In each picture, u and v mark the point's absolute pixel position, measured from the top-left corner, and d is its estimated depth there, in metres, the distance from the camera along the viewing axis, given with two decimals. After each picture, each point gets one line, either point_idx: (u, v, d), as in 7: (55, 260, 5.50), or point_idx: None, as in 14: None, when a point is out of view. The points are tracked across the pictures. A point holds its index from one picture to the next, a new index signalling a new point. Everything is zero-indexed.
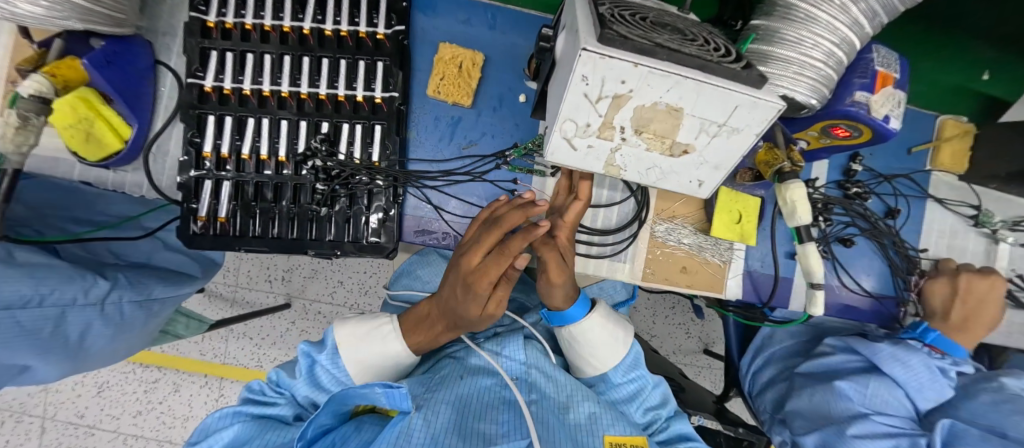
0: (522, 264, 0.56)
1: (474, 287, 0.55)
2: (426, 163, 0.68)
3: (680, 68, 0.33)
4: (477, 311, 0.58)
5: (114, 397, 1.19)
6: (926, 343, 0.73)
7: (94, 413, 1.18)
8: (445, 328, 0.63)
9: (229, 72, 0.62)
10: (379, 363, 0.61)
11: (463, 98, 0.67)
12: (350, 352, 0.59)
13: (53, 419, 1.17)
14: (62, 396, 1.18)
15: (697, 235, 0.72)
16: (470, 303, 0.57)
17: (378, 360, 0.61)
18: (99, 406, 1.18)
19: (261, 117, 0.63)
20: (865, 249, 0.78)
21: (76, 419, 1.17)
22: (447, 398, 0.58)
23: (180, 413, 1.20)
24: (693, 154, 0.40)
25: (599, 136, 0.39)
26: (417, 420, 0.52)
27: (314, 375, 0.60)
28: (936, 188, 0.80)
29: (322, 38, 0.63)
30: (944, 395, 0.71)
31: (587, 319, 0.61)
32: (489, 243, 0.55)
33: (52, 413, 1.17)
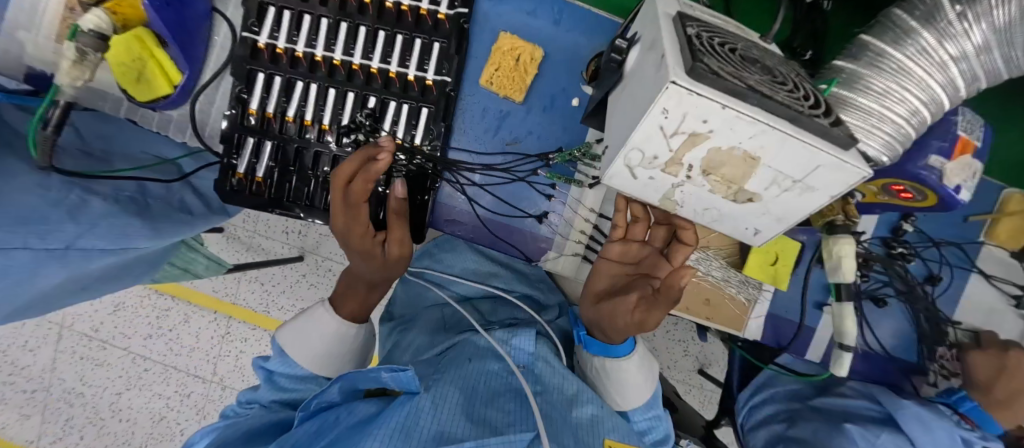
0: (400, 188, 0.59)
1: (353, 241, 0.57)
2: (467, 153, 0.67)
3: (769, 116, 0.31)
4: (381, 262, 0.60)
5: (127, 317, 1.23)
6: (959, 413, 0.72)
7: (108, 329, 1.22)
8: (372, 288, 0.64)
9: (285, 31, 0.61)
10: (336, 355, 0.63)
11: (515, 93, 0.65)
12: (300, 347, 0.61)
13: (70, 329, 1.22)
14: (80, 308, 1.22)
15: (726, 269, 0.70)
16: (363, 259, 0.59)
17: (324, 351, 0.61)
18: (113, 324, 1.22)
19: (310, 81, 0.62)
20: (897, 311, 0.76)
21: (90, 332, 1.22)
22: (455, 380, 0.55)
23: (187, 344, 1.24)
24: (757, 204, 0.38)
25: (664, 170, 0.37)
26: (426, 402, 0.49)
27: (275, 381, 0.62)
28: (985, 261, 0.76)
29: (381, 10, 0.62)
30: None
31: (629, 358, 0.61)
32: (338, 204, 0.55)
33: (69, 322, 1.22)
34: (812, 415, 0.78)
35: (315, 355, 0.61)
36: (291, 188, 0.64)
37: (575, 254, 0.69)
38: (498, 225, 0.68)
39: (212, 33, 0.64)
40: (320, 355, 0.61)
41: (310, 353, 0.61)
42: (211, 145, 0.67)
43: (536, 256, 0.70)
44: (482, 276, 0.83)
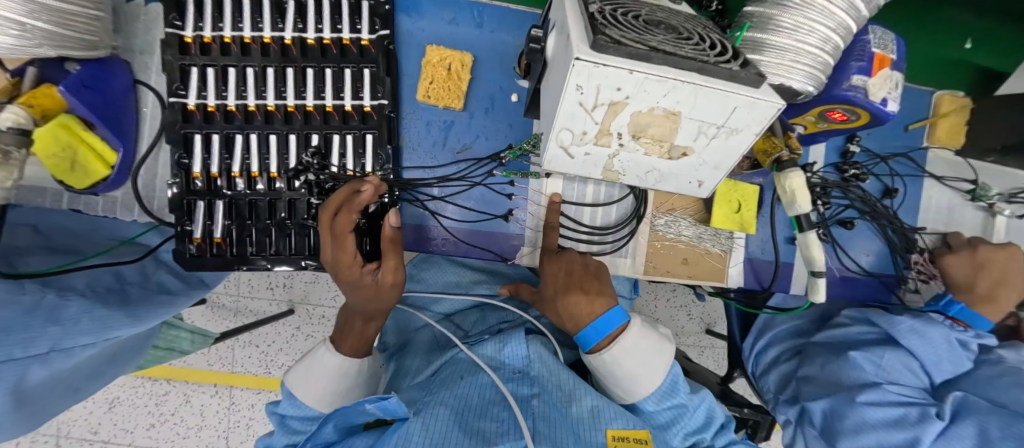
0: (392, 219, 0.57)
1: (343, 275, 0.56)
2: (421, 170, 0.67)
3: (675, 71, 0.33)
4: (371, 291, 0.58)
5: (125, 411, 1.19)
6: (948, 315, 0.72)
7: (108, 428, 1.18)
8: (369, 322, 0.62)
9: (212, 87, 0.60)
10: (340, 390, 0.61)
11: (455, 101, 0.66)
12: (303, 388, 0.59)
13: (67, 437, 1.17)
14: (74, 413, 1.18)
15: (696, 226, 0.71)
16: (355, 291, 0.57)
17: (329, 388, 0.60)
18: (112, 421, 1.18)
19: (248, 132, 0.62)
20: (864, 230, 0.79)
21: (90, 435, 1.17)
22: (446, 399, 0.55)
23: (195, 424, 1.20)
24: (692, 156, 0.39)
25: (596, 143, 0.38)
26: (415, 426, 0.50)
27: (287, 424, 0.60)
28: (934, 164, 0.80)
29: (305, 48, 0.62)
30: (962, 366, 0.72)
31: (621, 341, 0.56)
32: (326, 234, 0.55)
33: (65, 430, 1.17)
34: (815, 349, 0.80)
35: (318, 394, 0.59)
36: (254, 241, 0.64)
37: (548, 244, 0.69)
38: (466, 233, 0.68)
39: (139, 104, 0.63)
40: (324, 393, 0.60)
41: (316, 394, 0.59)
42: (163, 217, 0.66)
43: (512, 254, 0.69)
44: (467, 287, 0.83)
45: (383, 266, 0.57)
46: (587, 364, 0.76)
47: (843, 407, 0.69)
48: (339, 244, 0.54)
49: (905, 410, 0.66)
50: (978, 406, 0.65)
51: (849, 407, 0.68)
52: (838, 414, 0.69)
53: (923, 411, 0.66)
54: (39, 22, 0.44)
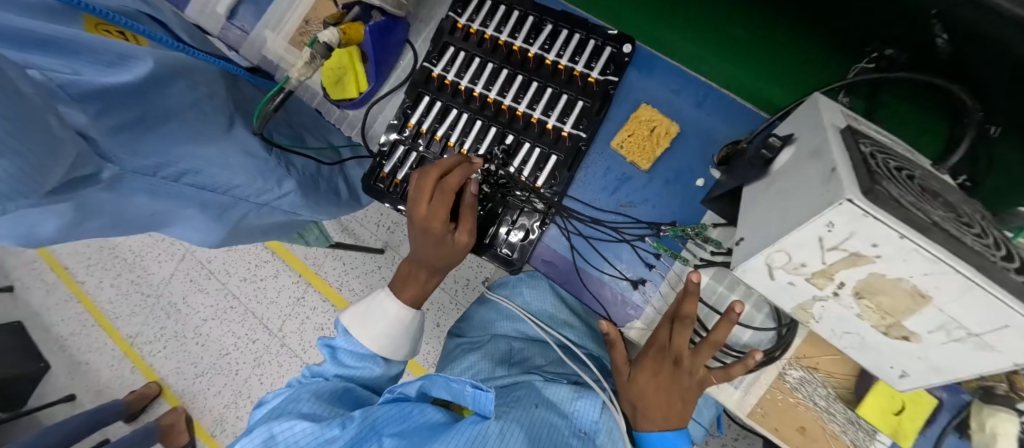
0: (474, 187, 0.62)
1: (434, 226, 0.61)
2: (581, 204, 0.68)
3: (954, 257, 0.29)
4: (438, 241, 0.62)
5: (235, 259, 1.42)
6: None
7: (217, 263, 1.43)
8: (428, 271, 0.66)
9: (456, 67, 0.71)
10: (394, 336, 0.65)
11: (642, 161, 0.67)
12: (361, 329, 0.64)
13: (192, 254, 1.45)
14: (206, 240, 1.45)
15: (834, 401, 0.60)
16: (438, 244, 0.62)
17: (383, 331, 0.64)
18: (223, 260, 1.43)
19: (463, 111, 0.71)
20: None
21: (205, 262, 1.44)
22: (520, 417, 0.60)
23: (272, 300, 1.38)
24: (914, 344, 0.34)
25: (809, 279, 0.36)
26: (494, 430, 0.56)
27: (338, 357, 0.66)
28: None
29: (540, 65, 0.69)
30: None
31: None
32: (428, 189, 0.60)
33: (193, 248, 1.45)
34: None
35: (374, 336, 0.64)
36: None
37: None
38: (593, 280, 0.68)
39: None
40: (381, 334, 0.64)
41: (375, 336, 0.64)
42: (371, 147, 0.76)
43: (622, 321, 0.67)
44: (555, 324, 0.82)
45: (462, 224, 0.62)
46: None
47: None
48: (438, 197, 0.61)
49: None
50: None
51: None
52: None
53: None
54: None
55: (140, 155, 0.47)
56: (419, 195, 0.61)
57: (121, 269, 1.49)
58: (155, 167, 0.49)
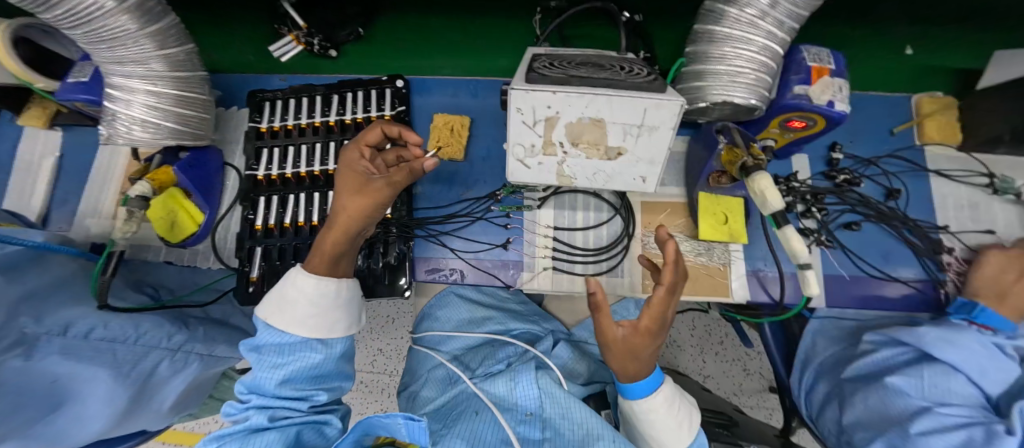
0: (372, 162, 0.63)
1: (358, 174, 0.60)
2: (430, 211, 0.79)
3: (591, 88, 0.43)
4: (357, 188, 0.59)
5: None
6: (971, 321, 0.67)
7: None
8: (338, 240, 0.59)
9: (275, 162, 0.80)
10: (319, 312, 0.58)
11: (457, 153, 0.80)
12: (279, 313, 0.58)
13: None
14: None
15: (689, 242, 0.75)
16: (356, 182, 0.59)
17: (303, 312, 0.57)
18: None
19: (298, 192, 0.79)
20: (874, 234, 0.76)
21: None
22: (461, 433, 0.66)
23: None
24: (627, 154, 0.47)
25: (544, 153, 0.48)
26: None
27: (266, 355, 0.57)
28: (935, 161, 0.79)
29: (343, 125, 0.80)
30: (1014, 376, 0.65)
31: (657, 396, 0.58)
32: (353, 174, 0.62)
33: None
34: (846, 381, 0.73)
35: (295, 320, 0.57)
36: None
37: (546, 268, 0.76)
38: (474, 261, 0.77)
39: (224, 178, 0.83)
40: (304, 317, 0.57)
41: (297, 316, 0.57)
42: (229, 261, 0.81)
43: (514, 281, 0.77)
44: (479, 323, 0.89)
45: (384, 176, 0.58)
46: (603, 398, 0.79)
47: (900, 443, 0.61)
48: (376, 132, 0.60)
49: (969, 433, 0.59)
50: None
51: (906, 441, 0.61)
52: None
53: (987, 429, 0.59)
54: (167, 122, 0.68)
55: (45, 319, 0.56)
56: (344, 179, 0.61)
57: None
58: (63, 326, 0.57)
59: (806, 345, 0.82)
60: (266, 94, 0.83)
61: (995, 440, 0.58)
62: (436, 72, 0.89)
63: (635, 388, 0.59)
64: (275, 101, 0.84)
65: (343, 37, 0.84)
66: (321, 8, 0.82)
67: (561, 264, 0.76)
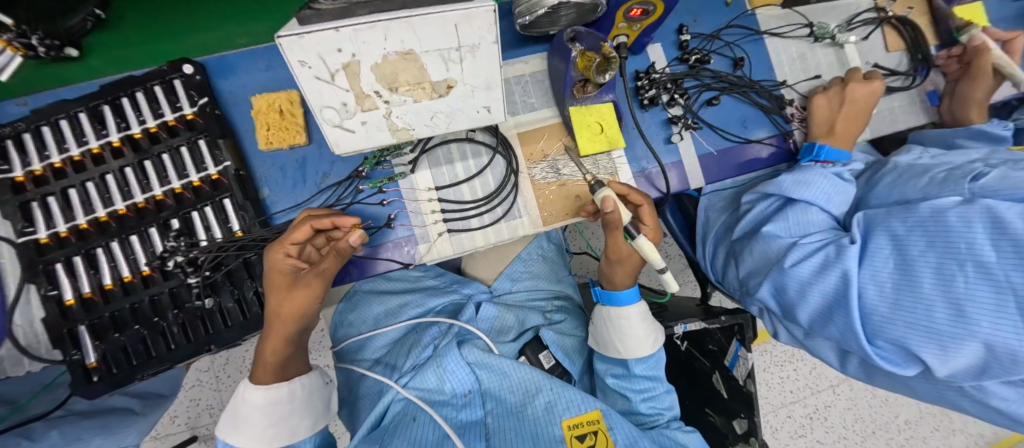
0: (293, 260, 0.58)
1: (283, 278, 0.58)
2: (290, 210, 0.69)
3: (380, 13, 0.34)
4: (285, 288, 0.59)
5: None
6: (814, 159, 0.75)
7: None
8: (280, 341, 0.61)
9: (59, 216, 0.63)
10: (277, 421, 0.61)
11: (297, 136, 0.67)
12: (238, 431, 0.60)
13: None
14: None
15: (573, 163, 0.73)
16: (280, 281, 0.58)
17: (261, 425, 0.60)
18: None
19: (110, 241, 0.64)
20: (732, 105, 0.80)
21: None
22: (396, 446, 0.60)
23: None
24: (458, 86, 0.40)
25: (362, 109, 0.39)
26: None
27: None
28: (767, 23, 0.82)
29: (135, 143, 0.64)
30: (851, 194, 0.73)
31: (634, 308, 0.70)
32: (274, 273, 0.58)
33: None
34: (738, 242, 0.80)
35: (254, 435, 0.60)
36: (151, 346, 0.66)
37: (441, 234, 0.70)
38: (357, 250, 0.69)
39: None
40: (262, 430, 0.60)
41: (257, 431, 0.60)
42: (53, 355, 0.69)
43: (410, 258, 0.70)
44: (394, 313, 0.82)
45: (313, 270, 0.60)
46: (537, 341, 0.78)
47: (781, 280, 0.69)
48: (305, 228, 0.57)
49: (824, 253, 0.66)
50: (877, 217, 0.65)
51: (784, 277, 0.69)
52: (782, 288, 0.70)
53: (838, 245, 0.65)
54: None
55: None
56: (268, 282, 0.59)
57: None
58: None
59: (703, 219, 0.91)
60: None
61: (843, 253, 0.63)
62: (231, 44, 0.69)
63: (625, 295, 0.71)
64: (21, 137, 0.62)
65: (76, 29, 0.60)
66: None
67: (454, 225, 0.70)
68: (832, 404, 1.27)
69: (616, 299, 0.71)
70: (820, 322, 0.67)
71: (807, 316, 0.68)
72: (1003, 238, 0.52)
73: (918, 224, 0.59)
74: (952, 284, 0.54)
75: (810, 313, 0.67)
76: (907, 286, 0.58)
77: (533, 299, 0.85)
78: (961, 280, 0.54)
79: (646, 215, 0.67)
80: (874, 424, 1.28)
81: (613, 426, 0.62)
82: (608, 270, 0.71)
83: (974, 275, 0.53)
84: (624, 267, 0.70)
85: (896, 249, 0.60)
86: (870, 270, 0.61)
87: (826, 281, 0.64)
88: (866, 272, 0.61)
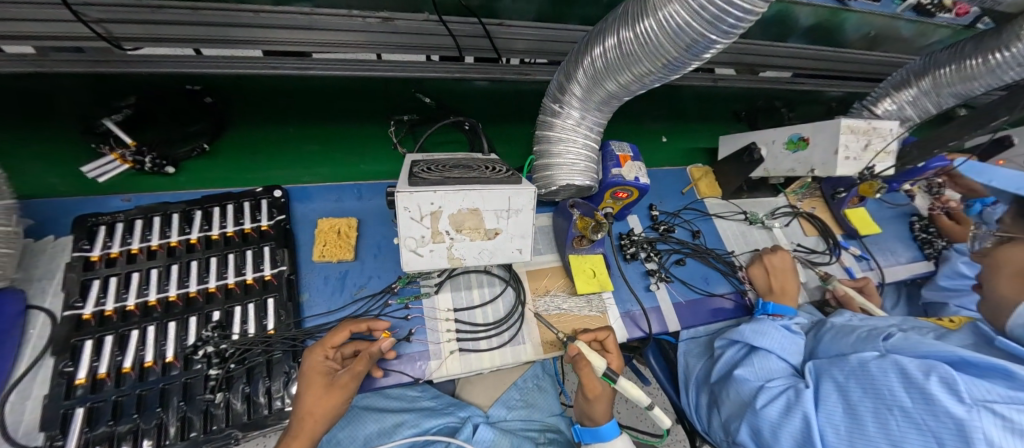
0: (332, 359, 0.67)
1: (321, 376, 0.65)
2: (323, 316, 0.78)
3: (464, 185, 0.54)
4: (323, 388, 0.65)
5: None
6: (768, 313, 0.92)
7: None
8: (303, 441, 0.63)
9: (112, 293, 0.72)
10: None
11: (347, 253, 0.83)
12: None
13: None
14: None
15: (571, 297, 0.88)
16: (316, 380, 0.65)
17: None
18: None
19: (147, 325, 0.71)
20: (694, 265, 1.01)
21: None
22: None
23: None
24: (503, 233, 0.57)
25: (434, 241, 0.55)
26: None
27: None
28: (712, 208, 1.10)
29: (209, 242, 0.78)
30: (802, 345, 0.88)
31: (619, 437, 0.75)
32: (310, 370, 0.66)
33: None
34: (718, 385, 0.90)
35: None
36: (137, 440, 0.65)
37: (452, 352, 0.78)
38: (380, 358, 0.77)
39: (27, 327, 0.70)
40: None
41: None
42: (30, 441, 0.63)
43: (423, 373, 0.75)
44: (389, 433, 0.83)
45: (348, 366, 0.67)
46: None
47: (755, 421, 0.77)
48: (346, 331, 0.69)
49: (786, 396, 0.76)
50: (827, 366, 0.77)
51: (756, 417, 0.77)
52: (757, 431, 0.77)
53: (796, 390, 0.76)
54: None
55: None
56: (303, 380, 0.65)
57: None
58: None
59: (683, 365, 1.02)
60: (100, 218, 0.76)
61: (800, 396, 0.74)
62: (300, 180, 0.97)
63: (608, 428, 0.75)
64: (114, 225, 0.77)
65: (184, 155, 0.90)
66: (151, 128, 0.88)
67: (466, 345, 0.79)
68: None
69: (602, 436, 0.75)
70: None
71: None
72: (911, 386, 0.65)
73: (852, 372, 0.72)
74: (888, 427, 0.65)
75: None
76: (858, 429, 0.67)
77: (526, 428, 0.89)
78: (894, 423, 0.65)
79: (612, 347, 0.79)
80: None
81: None
82: (589, 409, 0.76)
83: (902, 421, 0.64)
84: (603, 403, 0.76)
85: (841, 395, 0.71)
86: (825, 414, 0.71)
87: (792, 422, 0.72)
88: (821, 415, 0.71)
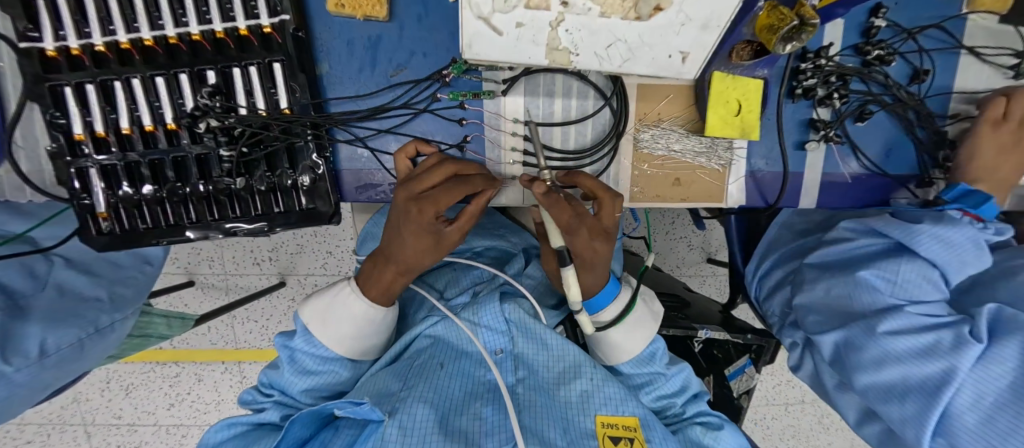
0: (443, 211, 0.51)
1: (429, 232, 0.52)
2: (351, 101, 0.58)
3: None
4: (429, 245, 0.53)
5: (143, 395, 1.41)
6: (966, 211, 0.61)
7: (130, 412, 1.42)
8: (402, 277, 0.57)
9: (70, 25, 0.50)
10: (358, 335, 0.59)
11: (379, 8, 0.53)
12: (318, 327, 0.59)
13: (95, 424, 1.41)
14: (124, 390, 1.40)
15: (689, 138, 0.61)
16: (423, 238, 0.52)
17: (346, 332, 0.58)
18: (133, 405, 1.41)
19: (130, 78, 0.53)
20: (886, 128, 0.67)
21: (117, 419, 1.42)
22: (427, 393, 0.55)
23: (219, 397, 1.42)
24: (666, 11, 0.34)
25: (528, 6, 0.33)
26: (393, 430, 0.50)
27: (295, 359, 0.60)
28: (971, 35, 0.65)
29: None
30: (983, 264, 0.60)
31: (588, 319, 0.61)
32: (415, 222, 0.51)
33: (91, 419, 1.41)
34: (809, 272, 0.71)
35: (343, 337, 0.58)
36: (168, 209, 0.58)
37: (514, 178, 0.61)
38: None
39: None
40: (343, 336, 0.59)
41: (339, 337, 0.59)
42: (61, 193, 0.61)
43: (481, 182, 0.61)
44: None
45: (457, 222, 0.53)
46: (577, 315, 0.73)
47: (860, 339, 0.60)
48: (460, 185, 0.51)
49: (935, 336, 0.56)
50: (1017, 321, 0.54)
51: (869, 339, 0.59)
52: (854, 346, 0.61)
53: (958, 333, 0.55)
54: None
55: None
56: (403, 229, 0.52)
57: (60, 442, 1.42)
58: None
59: (771, 236, 0.87)
60: None
61: (966, 347, 0.54)
62: None
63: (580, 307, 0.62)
64: None
65: None
66: None
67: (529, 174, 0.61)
68: (779, 418, 1.39)
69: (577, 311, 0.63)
70: (876, 396, 0.60)
71: (863, 385, 0.61)
72: None
73: None
74: None
75: (870, 382, 0.60)
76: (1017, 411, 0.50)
77: None
78: None
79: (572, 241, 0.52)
80: (822, 442, 1.42)
81: (652, 439, 0.54)
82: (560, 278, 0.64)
83: None
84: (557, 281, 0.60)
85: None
86: (979, 375, 0.54)
87: (926, 365, 0.55)
88: (975, 375, 0.54)
